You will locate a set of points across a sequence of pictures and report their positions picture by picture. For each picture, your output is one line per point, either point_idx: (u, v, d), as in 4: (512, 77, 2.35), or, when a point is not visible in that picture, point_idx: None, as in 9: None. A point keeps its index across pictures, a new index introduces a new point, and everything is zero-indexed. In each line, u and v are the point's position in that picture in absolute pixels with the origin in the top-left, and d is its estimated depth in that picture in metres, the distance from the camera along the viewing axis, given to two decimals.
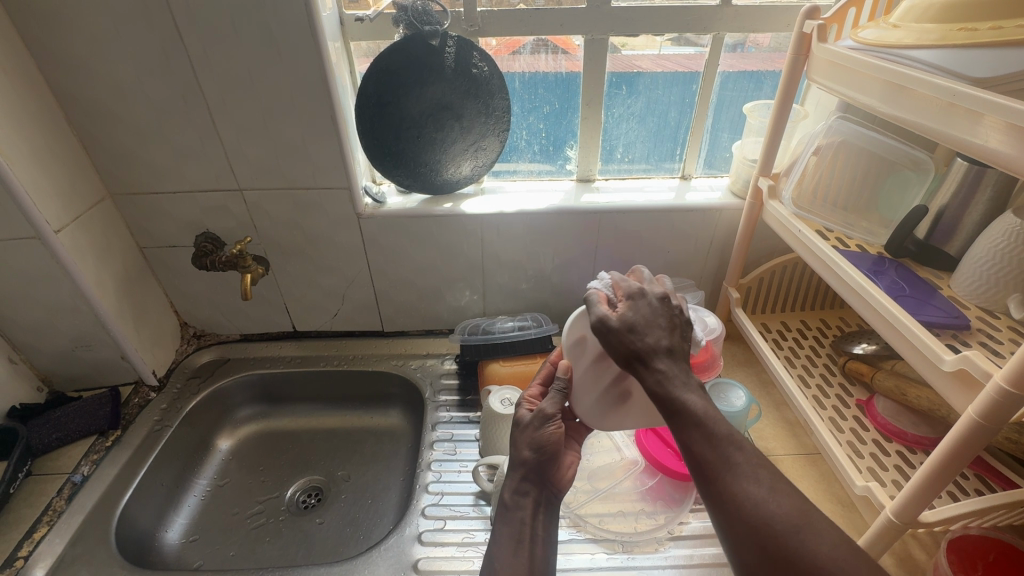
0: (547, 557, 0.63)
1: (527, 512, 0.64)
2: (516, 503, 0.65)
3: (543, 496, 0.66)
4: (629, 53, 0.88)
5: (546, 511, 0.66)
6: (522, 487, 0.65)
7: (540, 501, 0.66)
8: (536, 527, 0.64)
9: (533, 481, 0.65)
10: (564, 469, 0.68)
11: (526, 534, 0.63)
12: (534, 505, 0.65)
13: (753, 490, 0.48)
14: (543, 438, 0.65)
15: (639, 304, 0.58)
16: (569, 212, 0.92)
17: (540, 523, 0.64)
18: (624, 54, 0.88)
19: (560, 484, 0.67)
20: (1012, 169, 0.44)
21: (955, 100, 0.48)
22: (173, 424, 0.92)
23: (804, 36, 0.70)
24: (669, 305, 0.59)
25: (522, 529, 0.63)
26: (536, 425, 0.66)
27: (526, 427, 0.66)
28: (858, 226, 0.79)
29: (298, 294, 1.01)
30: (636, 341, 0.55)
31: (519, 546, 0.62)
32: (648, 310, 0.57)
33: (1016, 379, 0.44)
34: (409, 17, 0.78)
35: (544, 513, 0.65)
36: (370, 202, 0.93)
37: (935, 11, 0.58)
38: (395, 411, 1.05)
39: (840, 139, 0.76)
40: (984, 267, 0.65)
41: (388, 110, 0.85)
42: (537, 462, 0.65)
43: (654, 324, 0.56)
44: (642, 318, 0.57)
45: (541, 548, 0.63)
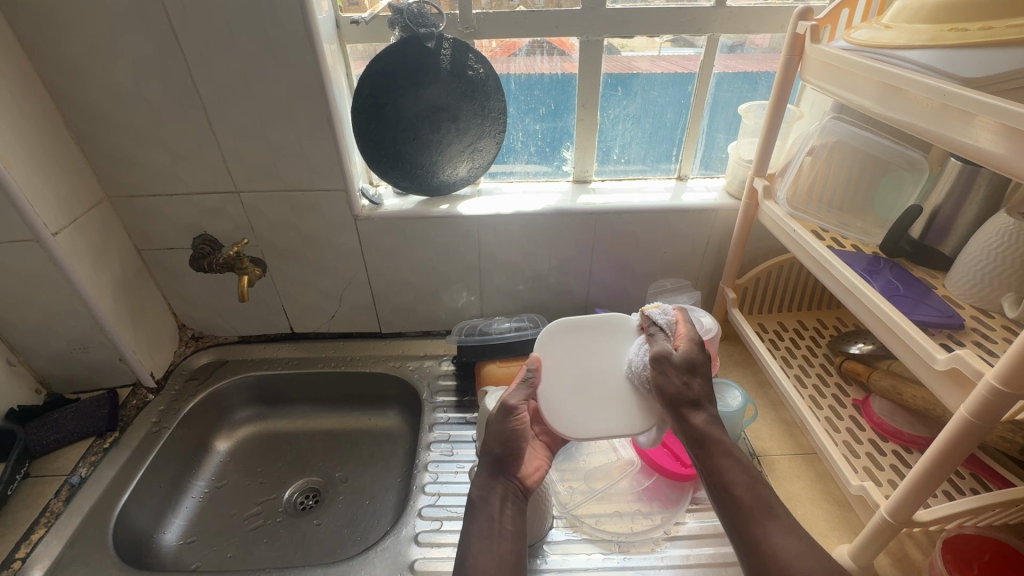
0: (512, 552, 0.62)
1: (495, 507, 0.65)
2: (483, 498, 0.66)
3: (512, 491, 0.67)
4: (628, 54, 0.88)
5: (515, 506, 0.66)
6: (490, 483, 0.67)
7: (508, 498, 0.66)
8: (504, 523, 0.64)
9: (498, 474, 0.68)
10: (531, 466, 0.71)
11: (493, 528, 0.63)
12: (502, 499, 0.66)
13: (784, 541, 0.56)
14: (508, 433, 0.69)
15: (698, 349, 0.70)
16: (565, 212, 0.92)
17: (508, 518, 0.65)
18: (623, 54, 0.88)
19: (529, 483, 0.69)
20: (1003, 169, 0.45)
21: (946, 100, 0.49)
22: (171, 426, 0.92)
23: (797, 37, 0.70)
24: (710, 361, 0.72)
25: (488, 523, 0.64)
26: (501, 417, 0.70)
27: (492, 423, 0.70)
28: (853, 226, 0.79)
29: (296, 296, 1.02)
30: (687, 385, 0.67)
31: (488, 542, 0.62)
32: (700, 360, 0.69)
33: (1008, 377, 0.44)
34: (405, 19, 0.79)
35: (512, 509, 0.66)
36: (367, 204, 0.93)
37: (927, 12, 0.58)
38: (393, 412, 1.05)
39: (834, 140, 0.77)
40: (978, 267, 0.65)
41: (384, 112, 0.85)
42: (501, 454, 0.68)
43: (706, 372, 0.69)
44: (698, 364, 0.68)
45: (507, 542, 0.63)
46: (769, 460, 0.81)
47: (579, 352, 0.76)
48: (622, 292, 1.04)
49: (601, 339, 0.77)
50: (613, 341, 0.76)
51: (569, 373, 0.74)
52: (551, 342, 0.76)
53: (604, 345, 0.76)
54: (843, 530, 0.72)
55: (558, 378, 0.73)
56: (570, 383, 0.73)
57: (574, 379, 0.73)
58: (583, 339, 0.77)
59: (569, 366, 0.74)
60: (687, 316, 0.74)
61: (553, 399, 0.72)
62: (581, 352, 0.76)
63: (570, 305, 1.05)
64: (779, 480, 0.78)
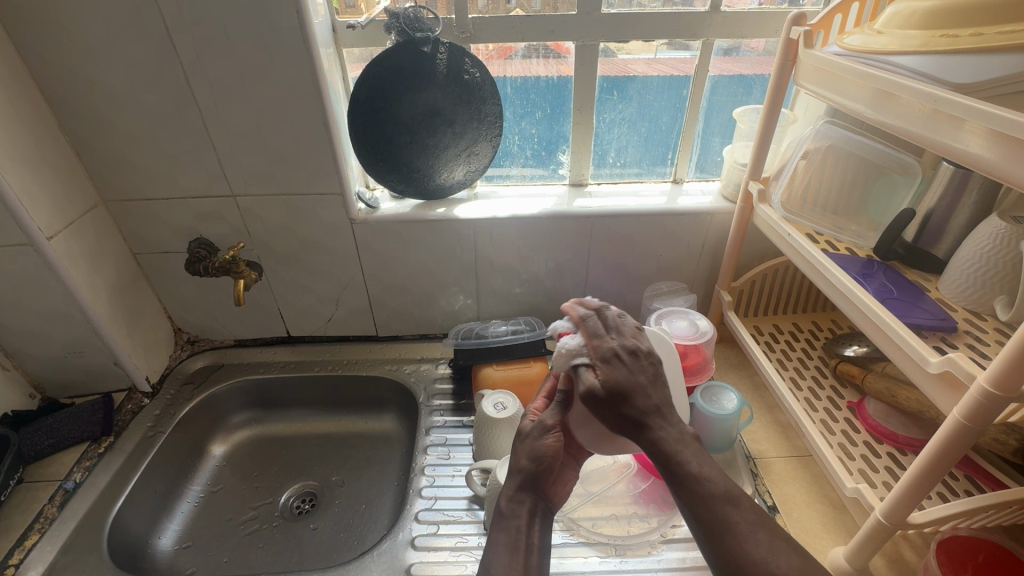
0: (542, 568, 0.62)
1: (521, 521, 0.64)
2: (511, 510, 0.65)
3: (539, 507, 0.66)
4: (624, 57, 0.89)
5: (541, 523, 0.65)
6: (518, 497, 0.65)
7: (535, 513, 0.65)
8: (533, 538, 0.63)
9: (528, 491, 0.65)
10: (560, 483, 0.68)
11: (523, 543, 0.63)
12: (530, 514, 0.65)
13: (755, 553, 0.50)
14: (541, 449, 0.66)
15: (619, 366, 0.61)
16: (561, 216, 0.92)
17: (533, 533, 0.64)
18: (618, 58, 0.89)
19: (556, 500, 0.67)
20: (994, 174, 0.45)
21: (937, 105, 0.49)
22: (167, 430, 0.92)
23: (791, 42, 0.70)
24: (641, 354, 0.63)
25: (518, 538, 0.63)
26: (535, 434, 0.67)
27: (525, 436, 0.68)
28: (848, 229, 0.79)
29: (292, 299, 1.02)
30: (626, 413, 0.59)
31: (511, 553, 0.62)
32: (620, 378, 0.60)
33: (1000, 381, 0.44)
34: (401, 24, 0.79)
35: (539, 524, 0.65)
36: (364, 207, 0.93)
37: (918, 17, 0.58)
38: (389, 416, 1.05)
39: (828, 143, 0.77)
40: (972, 270, 0.65)
41: (381, 116, 0.85)
42: (531, 471, 0.65)
43: (637, 387, 0.60)
44: (625, 386, 0.60)
45: (535, 557, 0.62)
46: (764, 462, 0.81)
47: None
48: (618, 295, 1.04)
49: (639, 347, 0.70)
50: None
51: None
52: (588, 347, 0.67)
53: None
54: (839, 532, 0.72)
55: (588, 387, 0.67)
56: None
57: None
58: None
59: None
60: (588, 331, 0.65)
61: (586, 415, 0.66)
62: None
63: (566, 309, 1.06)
64: (774, 482, 0.79)
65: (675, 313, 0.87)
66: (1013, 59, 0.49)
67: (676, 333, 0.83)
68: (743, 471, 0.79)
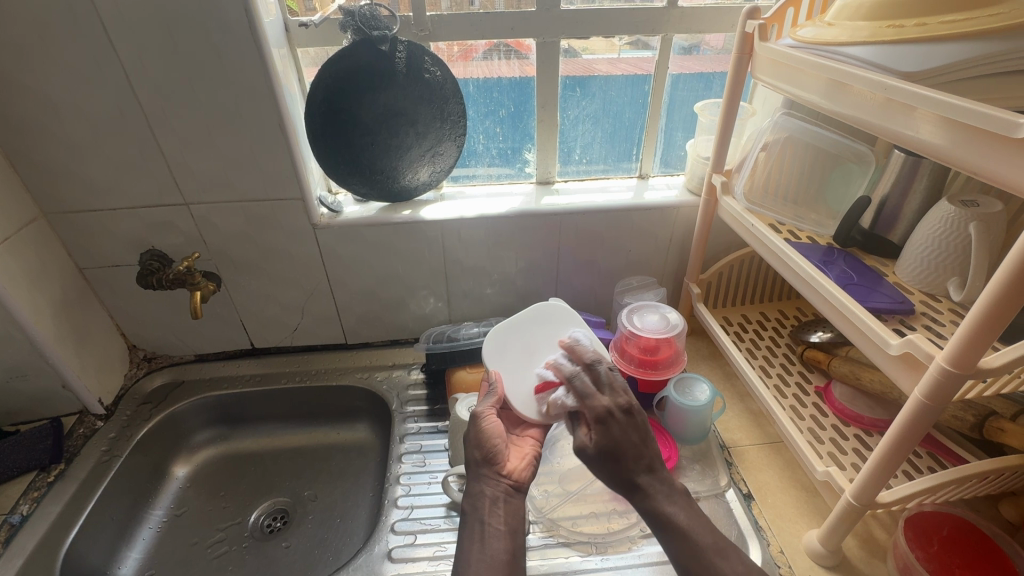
0: (510, 550, 0.60)
1: (486, 510, 0.63)
2: (471, 503, 0.64)
3: (500, 491, 0.65)
4: (588, 57, 0.89)
5: (507, 505, 0.64)
6: (475, 488, 0.65)
7: (498, 498, 0.64)
8: (496, 523, 0.62)
9: (483, 479, 0.66)
10: (516, 462, 0.68)
11: (485, 531, 0.61)
12: (491, 501, 0.64)
13: None
14: (484, 434, 0.67)
15: (609, 430, 0.63)
16: (529, 214, 0.92)
17: (499, 517, 0.63)
18: (583, 58, 0.89)
19: (516, 478, 0.67)
20: (945, 159, 0.46)
21: (887, 93, 0.50)
22: (123, 454, 0.87)
23: (747, 35, 0.71)
24: (635, 413, 0.65)
25: (479, 527, 0.62)
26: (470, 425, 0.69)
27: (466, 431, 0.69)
28: (808, 218, 0.81)
29: (255, 310, 0.98)
30: (617, 473, 0.62)
31: (481, 545, 0.60)
32: (611, 434, 0.63)
33: (956, 359, 0.45)
34: (357, 22, 0.77)
35: (503, 508, 0.64)
36: (326, 212, 0.90)
37: (866, 9, 0.59)
38: (362, 425, 1.02)
39: (786, 135, 0.78)
40: (926, 253, 0.67)
41: (340, 117, 0.83)
42: (477, 455, 0.67)
43: (628, 448, 0.62)
44: (615, 447, 0.62)
45: (500, 541, 0.61)
46: (738, 451, 0.82)
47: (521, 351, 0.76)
48: (590, 292, 1.04)
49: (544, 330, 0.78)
50: (547, 327, 0.78)
51: (523, 369, 0.74)
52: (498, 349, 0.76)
53: (540, 331, 0.78)
54: (812, 515, 0.73)
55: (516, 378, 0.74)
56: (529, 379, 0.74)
57: (533, 369, 0.74)
58: (525, 336, 0.78)
59: (521, 362, 0.75)
60: (578, 388, 0.68)
61: (525, 396, 0.72)
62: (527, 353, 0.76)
63: None
64: (749, 470, 0.80)
65: (647, 306, 0.86)
66: (951, 49, 0.51)
67: (648, 327, 0.83)
68: (719, 462, 0.81)
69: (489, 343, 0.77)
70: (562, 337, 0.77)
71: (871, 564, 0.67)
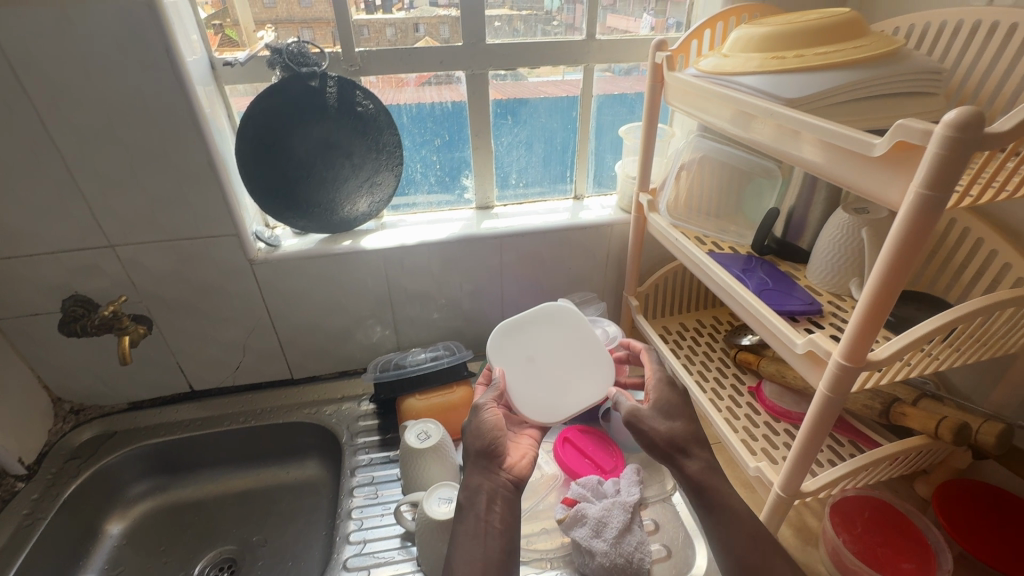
0: (505, 547, 0.60)
1: (482, 506, 0.63)
2: (469, 498, 0.63)
3: (498, 486, 0.65)
4: (536, 80, 0.93)
5: (504, 501, 0.64)
6: (472, 482, 0.65)
7: (495, 495, 0.64)
8: (493, 520, 0.61)
9: (482, 473, 0.66)
10: (516, 458, 0.68)
11: (482, 527, 0.61)
12: (488, 497, 0.63)
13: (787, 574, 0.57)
14: (485, 426, 0.68)
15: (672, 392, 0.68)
16: (469, 239, 0.94)
17: (496, 516, 0.62)
18: (531, 81, 0.93)
19: (515, 473, 0.67)
20: (827, 175, 0.51)
21: (772, 117, 0.56)
22: (49, 515, 0.81)
23: (657, 66, 0.77)
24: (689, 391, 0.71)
25: (478, 521, 0.62)
26: (473, 418, 0.69)
27: (467, 423, 0.69)
28: (729, 230, 0.88)
29: (192, 351, 0.94)
30: (673, 436, 0.65)
31: (474, 541, 0.60)
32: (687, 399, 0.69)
33: (850, 354, 0.50)
34: (285, 59, 0.78)
35: (501, 504, 0.63)
36: (263, 246, 0.89)
37: (757, 41, 0.65)
38: (312, 462, 0.99)
39: (700, 154, 0.84)
40: (830, 258, 0.74)
41: (273, 152, 0.83)
42: (478, 448, 0.67)
43: (682, 410, 0.67)
44: (674, 408, 0.67)
45: (496, 540, 0.60)
46: None
47: (524, 345, 0.77)
48: None
49: (547, 331, 0.79)
50: (551, 326, 0.79)
51: (524, 370, 0.75)
52: (504, 346, 0.76)
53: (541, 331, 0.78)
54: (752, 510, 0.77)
55: (521, 377, 0.74)
56: (533, 379, 0.75)
57: (534, 368, 0.75)
58: (529, 333, 0.78)
59: (525, 359, 0.76)
60: (650, 356, 0.72)
61: (524, 394, 0.73)
62: (531, 349, 0.77)
63: (486, 329, 1.06)
64: None
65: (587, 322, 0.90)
66: (828, 76, 0.57)
67: None
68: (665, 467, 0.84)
69: (492, 338, 0.76)
70: (563, 338, 0.78)
71: (806, 552, 0.71)
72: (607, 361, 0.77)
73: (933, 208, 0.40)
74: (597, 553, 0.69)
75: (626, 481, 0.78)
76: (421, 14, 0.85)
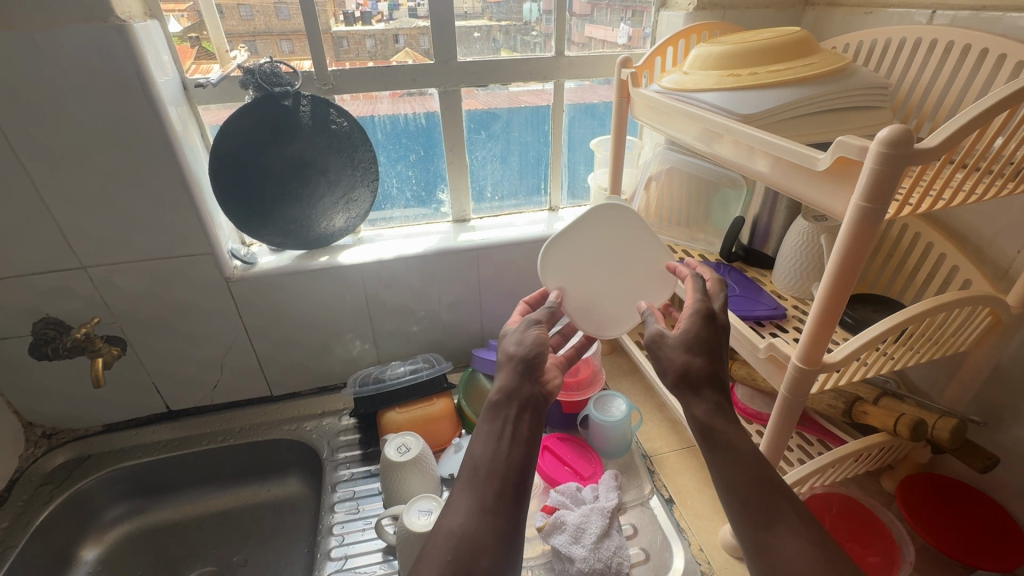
0: (524, 467, 0.53)
1: (513, 412, 0.56)
2: (502, 398, 0.57)
3: (535, 394, 0.58)
4: (522, 89, 0.95)
5: (535, 415, 0.57)
6: (509, 383, 0.57)
7: (529, 406, 0.57)
8: (520, 432, 0.55)
9: (521, 377, 0.58)
10: (553, 376, 0.62)
11: (507, 434, 0.55)
12: (522, 405, 0.56)
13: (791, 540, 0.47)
14: (533, 334, 0.61)
15: (706, 324, 0.57)
16: (446, 252, 0.95)
17: (526, 427, 0.56)
18: (515, 90, 0.95)
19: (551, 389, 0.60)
20: (777, 187, 0.54)
21: (727, 132, 0.59)
22: (20, 543, 0.79)
23: (623, 82, 0.79)
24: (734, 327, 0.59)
25: (506, 427, 0.55)
26: (523, 326, 0.62)
27: (514, 329, 0.63)
28: (699, 239, 0.91)
29: (168, 371, 0.94)
30: (688, 367, 0.55)
31: (495, 447, 0.54)
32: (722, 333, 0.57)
33: (807, 357, 0.53)
34: (257, 79, 0.78)
35: (531, 417, 0.57)
36: (240, 264, 0.89)
37: (714, 59, 0.68)
38: (293, 479, 0.99)
39: (668, 166, 0.87)
40: (793, 264, 0.77)
41: (247, 171, 0.83)
42: (524, 355, 0.59)
43: (716, 346, 0.56)
44: (704, 341, 0.55)
45: (519, 451, 0.54)
46: (659, 459, 0.88)
47: (575, 260, 0.71)
48: None
49: (601, 239, 0.72)
50: (600, 234, 0.72)
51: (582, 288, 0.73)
52: (556, 265, 0.70)
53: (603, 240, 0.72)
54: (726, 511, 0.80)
55: (580, 294, 0.72)
56: (591, 295, 0.72)
57: (592, 285, 0.72)
58: (579, 243, 0.71)
59: (580, 276, 0.72)
60: (695, 284, 0.60)
61: (583, 313, 0.72)
62: (580, 263, 0.71)
63: (465, 340, 1.07)
64: (669, 475, 0.85)
65: None
66: (779, 93, 0.60)
67: None
68: (642, 471, 0.86)
69: (542, 256, 0.70)
70: (622, 245, 0.72)
71: None
72: (667, 275, 0.71)
73: (872, 219, 0.43)
74: (576, 558, 0.71)
75: (604, 487, 0.79)
76: (400, 25, 0.86)
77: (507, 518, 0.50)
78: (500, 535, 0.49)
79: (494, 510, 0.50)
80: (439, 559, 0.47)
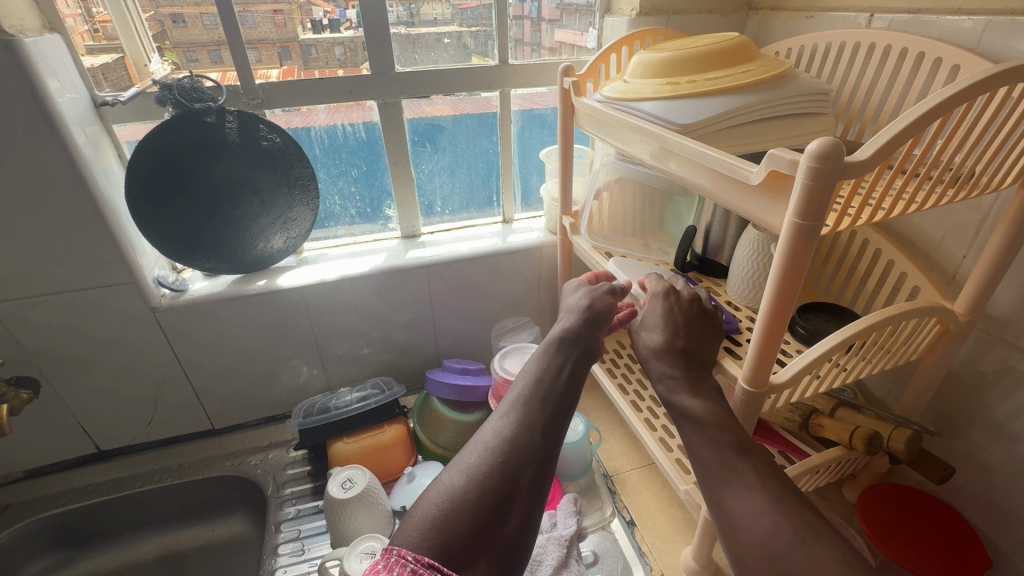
0: (569, 399, 0.58)
1: (574, 343, 0.63)
2: (570, 330, 0.64)
3: (597, 334, 0.65)
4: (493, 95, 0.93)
5: (591, 352, 0.64)
6: (580, 317, 0.65)
7: (589, 343, 0.64)
8: (572, 364, 0.61)
9: (591, 315, 0.65)
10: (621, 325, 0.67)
11: (563, 363, 0.61)
12: (584, 339, 0.63)
13: (743, 500, 0.48)
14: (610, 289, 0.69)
15: (662, 303, 0.64)
16: (393, 271, 0.91)
17: (578, 364, 0.62)
18: (487, 96, 0.93)
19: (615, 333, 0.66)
20: (716, 200, 0.52)
21: (665, 144, 0.56)
22: None
23: (565, 91, 0.77)
24: (697, 305, 0.64)
25: (563, 361, 0.61)
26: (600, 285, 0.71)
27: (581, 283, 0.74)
28: (653, 249, 0.89)
29: (94, 409, 0.87)
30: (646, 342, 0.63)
31: (550, 374, 0.59)
32: (679, 309, 0.63)
33: (754, 380, 0.51)
34: (175, 95, 0.73)
35: (584, 357, 0.63)
36: (168, 293, 0.83)
37: (653, 67, 0.65)
38: (238, 517, 0.93)
39: (616, 176, 0.84)
40: (746, 275, 0.75)
41: (171, 193, 0.78)
42: (587, 306, 0.67)
43: (675, 318, 0.62)
44: (660, 320, 0.63)
45: (570, 381, 0.60)
46: (621, 478, 0.85)
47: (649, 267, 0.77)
48: (470, 338, 1.04)
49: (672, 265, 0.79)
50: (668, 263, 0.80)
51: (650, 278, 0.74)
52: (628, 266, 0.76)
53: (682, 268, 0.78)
54: (688, 531, 0.77)
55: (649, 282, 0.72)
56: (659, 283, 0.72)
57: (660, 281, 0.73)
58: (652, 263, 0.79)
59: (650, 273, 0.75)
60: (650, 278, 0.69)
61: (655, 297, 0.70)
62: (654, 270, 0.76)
63: (420, 360, 1.03)
64: (631, 496, 0.82)
65: (517, 351, 0.91)
66: (717, 102, 0.58)
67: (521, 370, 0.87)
68: (603, 492, 0.83)
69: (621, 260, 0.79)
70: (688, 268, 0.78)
71: None
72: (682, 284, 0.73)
73: (807, 238, 0.41)
74: None
75: (562, 513, 0.77)
76: None
77: (553, 439, 0.55)
78: (545, 455, 0.53)
79: (542, 428, 0.55)
80: (492, 454, 0.52)
